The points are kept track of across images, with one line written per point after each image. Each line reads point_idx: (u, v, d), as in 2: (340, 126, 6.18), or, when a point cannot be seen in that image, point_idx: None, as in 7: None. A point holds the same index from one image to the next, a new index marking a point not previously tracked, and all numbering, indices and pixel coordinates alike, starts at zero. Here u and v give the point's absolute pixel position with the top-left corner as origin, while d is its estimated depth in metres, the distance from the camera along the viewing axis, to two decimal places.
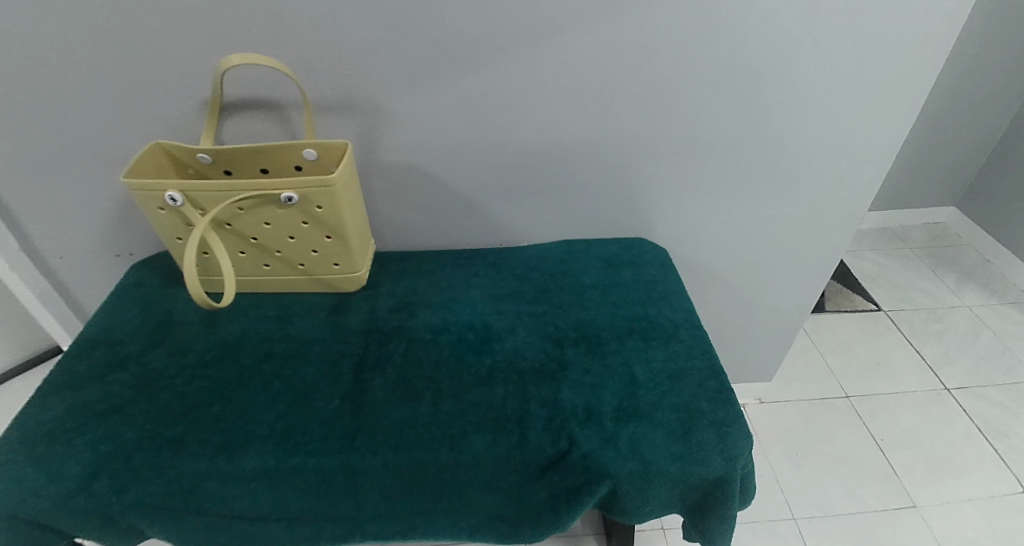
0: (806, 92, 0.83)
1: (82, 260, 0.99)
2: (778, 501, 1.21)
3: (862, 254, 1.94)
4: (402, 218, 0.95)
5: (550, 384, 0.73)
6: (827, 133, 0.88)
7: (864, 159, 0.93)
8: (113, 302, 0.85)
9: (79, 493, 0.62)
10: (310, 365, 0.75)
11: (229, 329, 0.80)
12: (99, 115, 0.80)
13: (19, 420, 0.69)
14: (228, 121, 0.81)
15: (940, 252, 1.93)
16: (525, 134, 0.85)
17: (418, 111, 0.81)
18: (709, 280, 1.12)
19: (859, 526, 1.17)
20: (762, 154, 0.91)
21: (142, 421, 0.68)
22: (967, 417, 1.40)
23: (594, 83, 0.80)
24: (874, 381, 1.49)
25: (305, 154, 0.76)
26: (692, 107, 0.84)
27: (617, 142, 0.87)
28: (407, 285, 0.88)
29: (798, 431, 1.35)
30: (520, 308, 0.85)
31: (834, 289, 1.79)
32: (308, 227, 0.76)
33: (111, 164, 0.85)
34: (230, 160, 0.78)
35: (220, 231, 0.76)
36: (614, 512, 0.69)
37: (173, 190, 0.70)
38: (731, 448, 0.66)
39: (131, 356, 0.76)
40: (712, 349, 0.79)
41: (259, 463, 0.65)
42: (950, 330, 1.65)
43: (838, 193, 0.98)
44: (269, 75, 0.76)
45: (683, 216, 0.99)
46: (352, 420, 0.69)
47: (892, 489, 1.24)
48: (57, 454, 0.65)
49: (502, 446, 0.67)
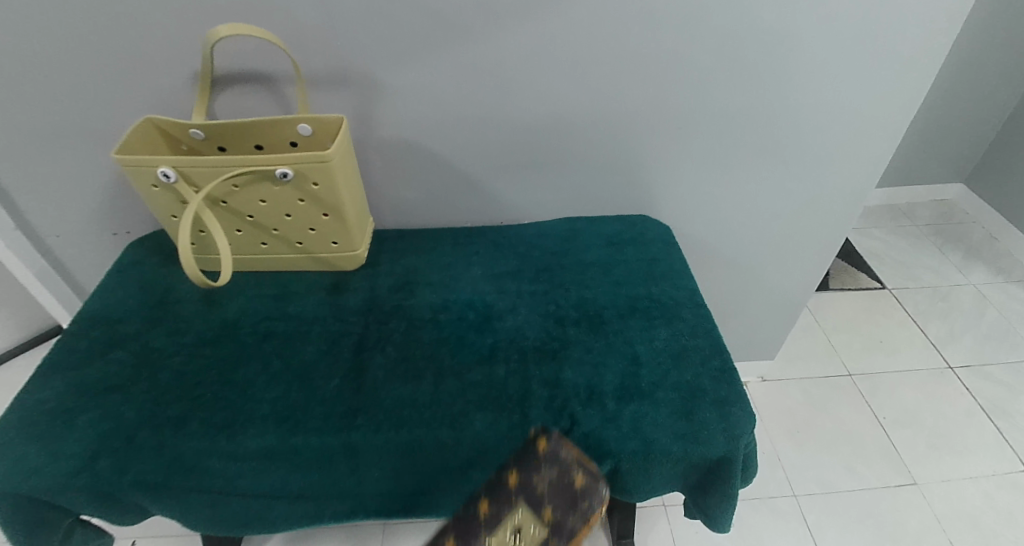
0: (817, 63, 0.80)
1: (79, 238, 0.98)
2: (779, 478, 1.21)
3: (867, 232, 1.91)
4: (402, 195, 0.93)
5: (552, 363, 0.73)
6: (837, 106, 0.86)
7: (875, 133, 0.90)
8: (110, 281, 0.84)
9: (82, 472, 0.62)
10: (309, 344, 0.75)
11: (227, 307, 0.80)
12: (89, 89, 0.78)
13: (18, 399, 0.68)
14: (221, 95, 0.79)
15: (947, 229, 1.91)
16: (526, 108, 0.83)
17: (416, 84, 0.79)
18: (713, 257, 1.11)
19: (859, 503, 1.17)
20: (770, 129, 0.88)
21: (142, 400, 0.68)
22: (970, 396, 1.40)
23: (597, 54, 0.77)
24: (877, 359, 1.48)
25: (300, 129, 0.75)
26: (698, 80, 0.81)
27: (621, 116, 0.85)
28: (407, 263, 0.87)
29: (800, 409, 1.35)
30: (521, 286, 0.84)
31: (838, 267, 1.77)
32: (305, 205, 0.75)
33: (103, 141, 0.84)
34: (224, 136, 0.76)
35: (216, 208, 0.75)
36: (616, 490, 0.69)
37: (166, 166, 0.69)
38: (735, 427, 0.66)
39: (129, 335, 0.76)
40: (715, 328, 0.78)
41: (260, 442, 0.64)
42: (955, 308, 1.64)
43: (846, 169, 0.95)
44: (261, 47, 0.74)
45: (687, 192, 0.97)
46: (352, 399, 0.68)
47: (893, 466, 1.24)
48: (57, 433, 0.65)
49: (503, 425, 0.66)
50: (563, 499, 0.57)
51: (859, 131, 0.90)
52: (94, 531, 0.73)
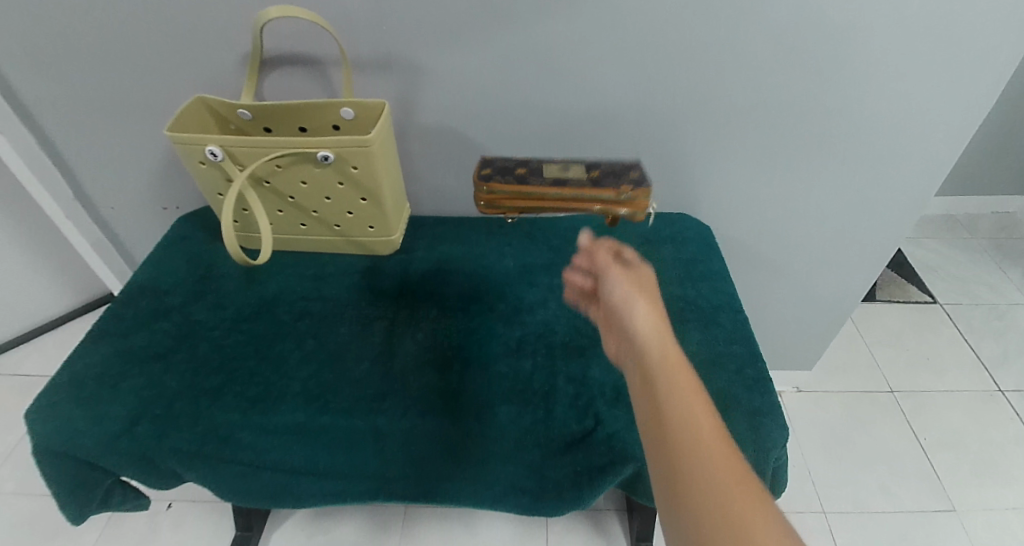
0: (877, 63, 0.76)
1: (133, 210, 1.02)
2: (808, 493, 1.18)
3: (921, 243, 1.82)
4: (440, 183, 0.93)
5: (580, 360, 0.72)
6: (896, 108, 0.81)
7: (937, 139, 0.85)
8: (158, 253, 0.87)
9: (124, 435, 0.65)
10: (342, 325, 0.76)
11: (266, 285, 0.82)
12: (144, 67, 0.80)
13: (69, 361, 0.72)
14: (269, 76, 0.81)
15: (1008, 244, 1.80)
16: (569, 99, 0.81)
17: (459, 71, 0.78)
18: (754, 262, 1.07)
19: (893, 525, 1.13)
20: (823, 130, 0.84)
21: (182, 370, 0.70)
22: (1022, 422, 1.32)
23: (642, 46, 0.75)
24: (923, 377, 1.41)
25: (343, 113, 0.75)
26: (749, 77, 0.78)
27: (666, 111, 0.83)
28: (442, 251, 0.87)
29: (836, 422, 1.30)
30: (554, 281, 0.83)
31: (887, 278, 1.69)
32: (344, 188, 0.76)
33: (156, 117, 0.86)
34: (270, 117, 0.78)
35: (259, 188, 0.77)
36: (639, 493, 0.68)
37: (213, 144, 0.71)
38: (765, 440, 0.64)
39: (173, 307, 0.78)
40: (752, 335, 0.76)
41: (290, 419, 0.66)
42: (1012, 328, 1.55)
43: (904, 174, 0.90)
44: (309, 29, 0.75)
45: (730, 193, 0.94)
46: (380, 383, 0.69)
47: (932, 490, 1.19)
48: (103, 396, 0.68)
49: (526, 419, 0.66)
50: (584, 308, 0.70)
51: (920, 136, 0.85)
52: (134, 492, 0.77)
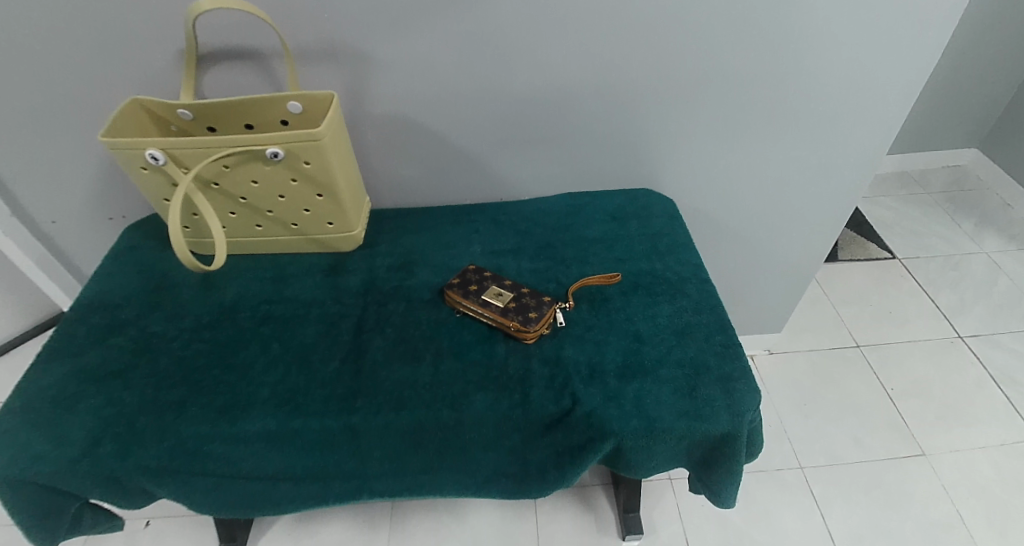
0: (822, 24, 0.77)
1: (77, 223, 0.97)
2: (786, 451, 1.21)
3: (878, 201, 1.87)
4: (400, 173, 0.91)
5: (552, 341, 0.72)
6: (844, 68, 0.82)
7: (887, 96, 0.86)
8: (108, 266, 0.83)
9: (85, 457, 0.62)
10: (308, 326, 0.74)
11: (225, 292, 0.79)
12: (72, 72, 0.75)
13: (20, 387, 0.68)
14: (208, 73, 0.77)
15: (958, 196, 1.86)
16: (523, 79, 0.80)
17: (409, 56, 0.76)
18: (718, 231, 1.08)
19: (865, 473, 1.17)
20: (777, 94, 0.85)
21: (143, 386, 0.68)
22: (980, 365, 1.38)
23: (589, 21, 0.75)
24: (887, 331, 1.46)
25: (290, 107, 0.73)
26: (700, 47, 0.78)
27: (622, 86, 0.82)
28: (407, 243, 0.86)
29: (808, 380, 1.34)
30: (522, 265, 0.82)
31: (847, 237, 1.74)
32: (298, 185, 0.73)
33: (92, 124, 0.82)
34: (213, 116, 0.74)
35: (207, 190, 0.74)
36: (619, 467, 0.69)
37: (154, 148, 0.68)
38: (738, 404, 0.65)
39: (129, 320, 0.75)
40: (720, 304, 0.76)
41: (260, 426, 0.64)
42: (966, 277, 1.61)
43: (859, 133, 0.92)
44: (246, 21, 0.72)
45: (689, 163, 0.94)
46: (352, 380, 0.68)
47: (901, 438, 1.23)
48: (58, 421, 0.65)
49: (502, 405, 0.65)
50: (515, 302, 0.73)
51: (871, 97, 0.86)
52: (106, 513, 0.74)
